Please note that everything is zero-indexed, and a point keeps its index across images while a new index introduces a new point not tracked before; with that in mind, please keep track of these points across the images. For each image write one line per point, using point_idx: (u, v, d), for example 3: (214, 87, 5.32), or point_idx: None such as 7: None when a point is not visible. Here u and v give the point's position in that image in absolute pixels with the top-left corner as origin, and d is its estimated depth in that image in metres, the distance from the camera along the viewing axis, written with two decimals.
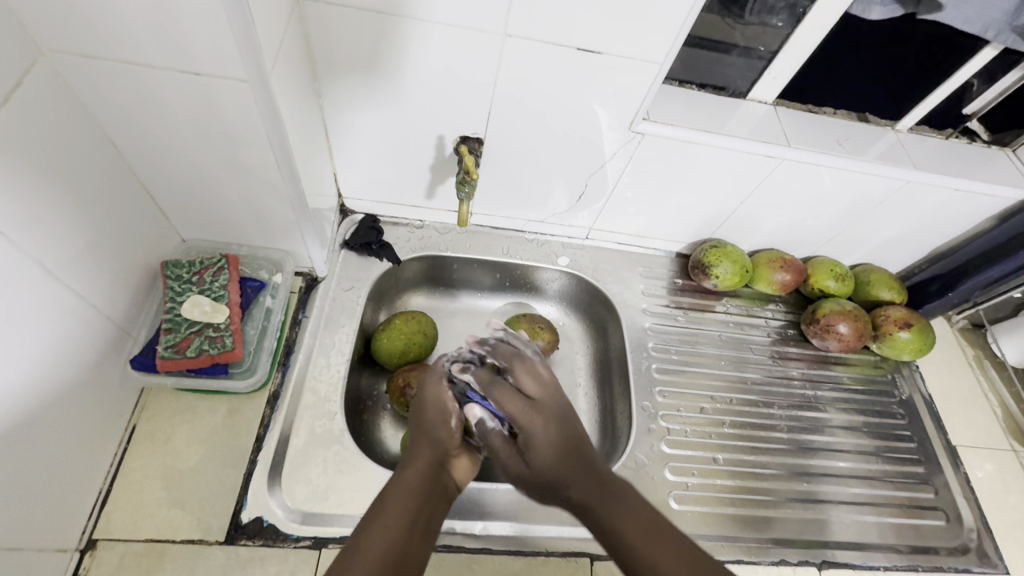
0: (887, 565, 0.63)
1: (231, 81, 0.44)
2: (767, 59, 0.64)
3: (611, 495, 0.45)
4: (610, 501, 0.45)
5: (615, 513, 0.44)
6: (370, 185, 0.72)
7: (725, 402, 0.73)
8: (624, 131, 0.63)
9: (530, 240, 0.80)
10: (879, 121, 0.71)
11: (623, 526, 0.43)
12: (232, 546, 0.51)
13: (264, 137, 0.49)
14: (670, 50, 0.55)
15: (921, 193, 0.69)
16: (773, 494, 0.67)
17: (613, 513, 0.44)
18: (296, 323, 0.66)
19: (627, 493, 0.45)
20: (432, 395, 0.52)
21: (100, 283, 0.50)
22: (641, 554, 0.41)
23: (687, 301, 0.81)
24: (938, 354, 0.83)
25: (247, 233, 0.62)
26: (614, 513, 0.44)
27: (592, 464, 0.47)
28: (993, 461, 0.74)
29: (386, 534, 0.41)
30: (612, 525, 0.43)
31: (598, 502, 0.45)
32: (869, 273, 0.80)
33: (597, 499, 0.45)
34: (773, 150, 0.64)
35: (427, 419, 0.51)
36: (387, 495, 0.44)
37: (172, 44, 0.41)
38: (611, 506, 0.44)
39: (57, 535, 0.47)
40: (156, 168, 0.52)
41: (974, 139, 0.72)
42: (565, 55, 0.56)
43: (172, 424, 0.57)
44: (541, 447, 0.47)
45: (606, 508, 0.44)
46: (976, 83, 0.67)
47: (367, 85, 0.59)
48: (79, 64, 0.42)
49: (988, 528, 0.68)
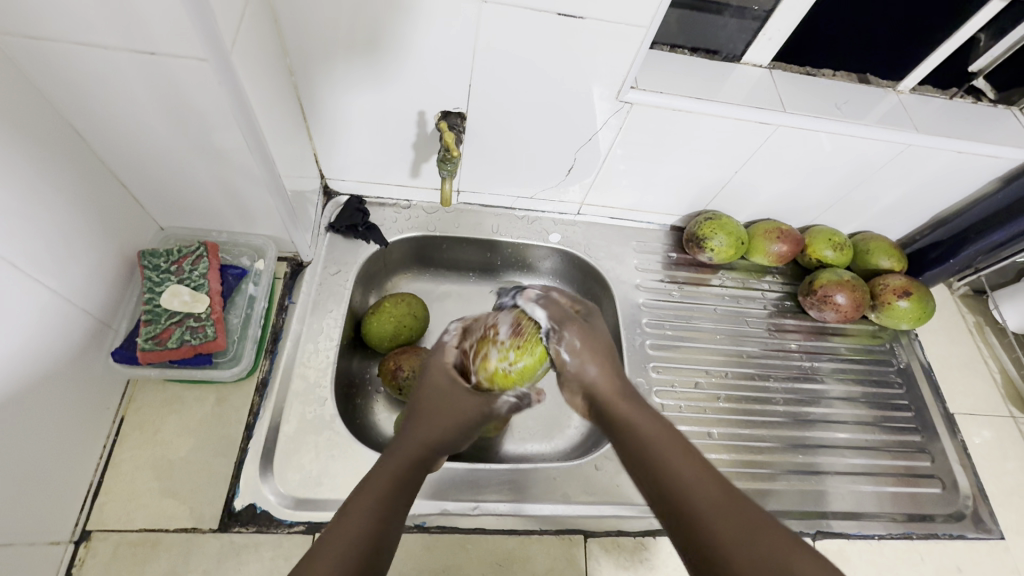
0: (883, 534, 0.63)
1: (190, 60, 0.41)
2: (762, 19, 0.62)
3: (646, 416, 0.44)
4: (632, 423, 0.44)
5: (645, 427, 0.43)
6: (353, 165, 0.70)
7: (720, 376, 0.72)
8: (612, 100, 0.61)
9: (520, 217, 0.78)
10: (880, 83, 0.68)
11: (648, 440, 0.42)
12: (225, 533, 0.52)
13: (232, 119, 0.47)
14: (657, 13, 0.52)
15: (922, 156, 0.66)
16: (767, 466, 0.66)
17: (645, 429, 0.43)
18: (282, 309, 0.65)
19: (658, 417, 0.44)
20: (432, 380, 0.50)
21: (75, 278, 0.49)
22: (666, 466, 0.40)
23: (682, 276, 0.80)
24: (938, 323, 0.82)
25: (225, 219, 0.61)
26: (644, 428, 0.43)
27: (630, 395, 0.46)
28: (991, 427, 0.73)
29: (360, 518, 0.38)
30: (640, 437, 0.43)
31: (634, 419, 0.44)
32: (868, 241, 0.78)
33: (628, 412, 0.45)
34: (768, 117, 0.61)
35: (427, 407, 0.48)
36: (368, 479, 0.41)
37: (126, 24, 0.39)
38: (644, 419, 0.44)
39: (49, 528, 0.48)
40: (123, 153, 0.51)
41: (980, 98, 0.69)
42: (547, 21, 0.53)
43: (160, 415, 0.57)
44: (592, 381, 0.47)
45: (636, 421, 0.44)
46: (982, 37, 0.64)
47: (343, 60, 0.56)
48: (27, 47, 0.40)
49: (984, 494, 0.68)
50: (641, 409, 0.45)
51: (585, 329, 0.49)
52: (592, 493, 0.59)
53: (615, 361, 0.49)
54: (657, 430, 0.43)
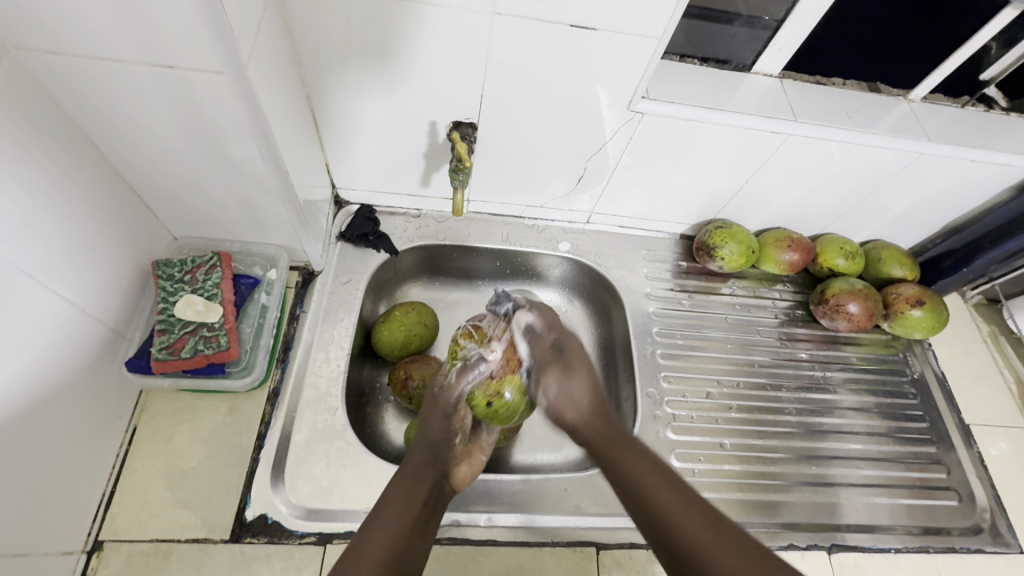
0: (899, 547, 0.62)
1: (208, 74, 0.42)
2: (773, 29, 0.62)
3: (636, 455, 0.50)
4: (628, 456, 0.50)
5: (635, 467, 0.49)
6: (364, 175, 0.71)
7: (732, 386, 0.72)
8: (623, 110, 0.61)
9: (530, 226, 0.78)
10: (891, 92, 0.68)
11: (641, 478, 0.48)
12: (237, 544, 0.52)
13: (247, 131, 0.47)
14: (668, 24, 0.52)
15: (935, 165, 0.66)
16: (781, 478, 0.66)
17: (636, 469, 0.49)
18: (294, 319, 0.65)
19: (649, 454, 0.51)
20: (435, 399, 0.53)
21: (91, 288, 0.50)
22: (658, 504, 0.46)
23: (692, 284, 0.79)
24: (952, 332, 0.81)
25: (238, 228, 0.61)
26: (632, 465, 0.50)
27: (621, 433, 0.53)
28: (1007, 439, 0.72)
29: (386, 531, 0.43)
30: (633, 475, 0.49)
31: (623, 459, 0.50)
32: (880, 250, 0.77)
33: (619, 451, 0.51)
34: (779, 126, 0.61)
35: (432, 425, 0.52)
36: (384, 507, 0.46)
37: (145, 39, 0.39)
38: (632, 458, 0.50)
39: (62, 538, 0.48)
40: (139, 165, 0.51)
41: (992, 106, 0.69)
42: (558, 33, 0.53)
43: (172, 424, 0.57)
44: (573, 399, 0.54)
45: (625, 459, 0.50)
46: (994, 46, 0.64)
47: (356, 71, 0.57)
48: (48, 61, 0.40)
49: (1002, 507, 0.67)
50: (631, 444, 0.51)
51: (576, 366, 0.55)
52: (604, 505, 0.59)
53: (602, 397, 0.56)
54: (647, 468, 0.49)
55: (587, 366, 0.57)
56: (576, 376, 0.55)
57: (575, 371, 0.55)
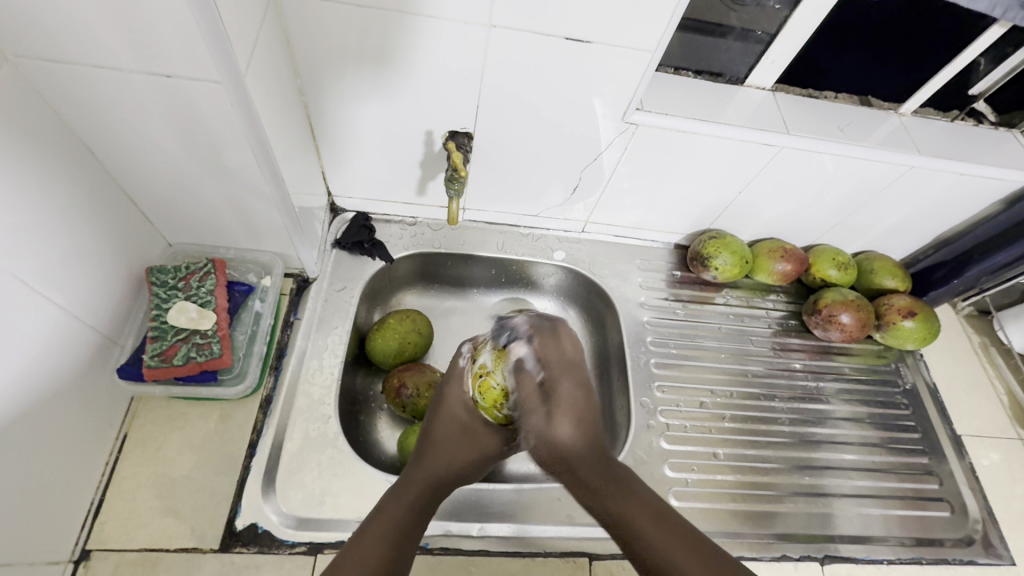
0: (892, 559, 0.63)
1: (205, 83, 0.42)
2: (766, 42, 0.63)
3: (620, 482, 0.40)
4: (614, 489, 0.40)
5: (624, 503, 0.39)
6: (360, 183, 0.71)
7: (726, 396, 0.72)
8: (618, 121, 0.61)
9: (525, 234, 0.78)
10: (882, 106, 0.69)
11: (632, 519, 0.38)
12: (226, 553, 0.51)
13: (243, 139, 0.48)
14: (663, 38, 0.53)
15: (925, 178, 0.66)
16: (774, 488, 0.66)
17: (624, 506, 0.39)
18: (288, 326, 0.65)
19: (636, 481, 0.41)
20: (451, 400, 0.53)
21: (84, 295, 0.50)
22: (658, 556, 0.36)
23: (686, 294, 0.80)
24: (943, 343, 0.82)
25: (233, 235, 0.61)
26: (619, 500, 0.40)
27: (605, 457, 0.42)
28: (999, 450, 0.73)
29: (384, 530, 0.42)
30: (622, 517, 0.39)
31: (608, 494, 0.40)
32: (871, 261, 0.78)
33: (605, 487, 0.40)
34: (772, 139, 0.62)
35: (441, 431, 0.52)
36: (380, 509, 0.45)
37: (143, 48, 0.39)
38: (619, 492, 0.40)
39: (49, 547, 0.47)
40: (135, 172, 0.51)
41: (981, 121, 0.70)
42: (553, 45, 0.54)
43: (163, 432, 0.56)
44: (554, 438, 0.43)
45: (609, 492, 0.40)
46: (983, 62, 0.64)
47: (352, 80, 0.57)
48: (45, 69, 0.40)
49: (993, 518, 0.67)
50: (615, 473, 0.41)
51: (562, 398, 0.44)
52: None
53: (597, 428, 0.44)
54: (638, 506, 0.39)
55: (581, 400, 0.44)
56: (561, 413, 0.43)
57: (559, 409, 0.43)
